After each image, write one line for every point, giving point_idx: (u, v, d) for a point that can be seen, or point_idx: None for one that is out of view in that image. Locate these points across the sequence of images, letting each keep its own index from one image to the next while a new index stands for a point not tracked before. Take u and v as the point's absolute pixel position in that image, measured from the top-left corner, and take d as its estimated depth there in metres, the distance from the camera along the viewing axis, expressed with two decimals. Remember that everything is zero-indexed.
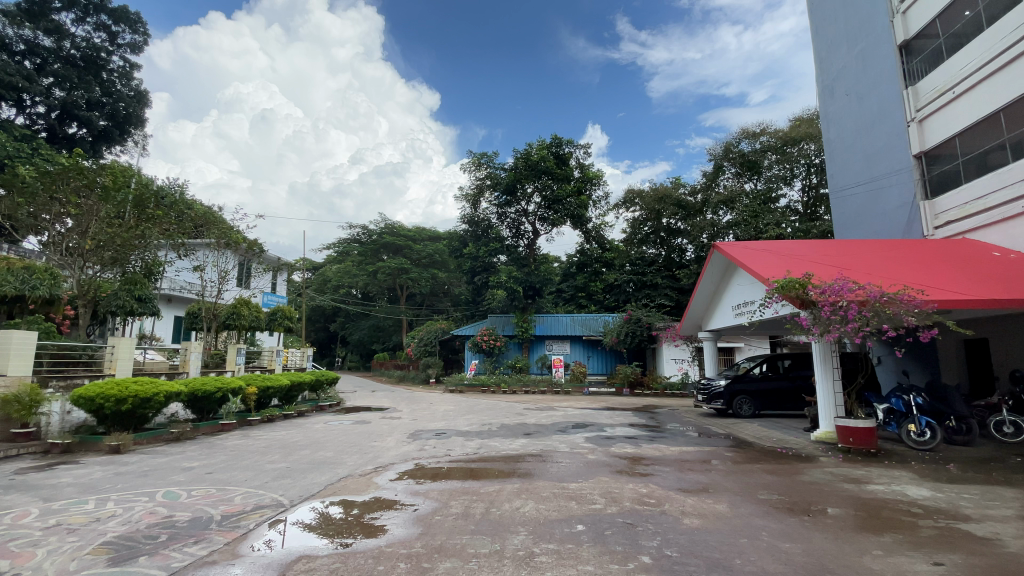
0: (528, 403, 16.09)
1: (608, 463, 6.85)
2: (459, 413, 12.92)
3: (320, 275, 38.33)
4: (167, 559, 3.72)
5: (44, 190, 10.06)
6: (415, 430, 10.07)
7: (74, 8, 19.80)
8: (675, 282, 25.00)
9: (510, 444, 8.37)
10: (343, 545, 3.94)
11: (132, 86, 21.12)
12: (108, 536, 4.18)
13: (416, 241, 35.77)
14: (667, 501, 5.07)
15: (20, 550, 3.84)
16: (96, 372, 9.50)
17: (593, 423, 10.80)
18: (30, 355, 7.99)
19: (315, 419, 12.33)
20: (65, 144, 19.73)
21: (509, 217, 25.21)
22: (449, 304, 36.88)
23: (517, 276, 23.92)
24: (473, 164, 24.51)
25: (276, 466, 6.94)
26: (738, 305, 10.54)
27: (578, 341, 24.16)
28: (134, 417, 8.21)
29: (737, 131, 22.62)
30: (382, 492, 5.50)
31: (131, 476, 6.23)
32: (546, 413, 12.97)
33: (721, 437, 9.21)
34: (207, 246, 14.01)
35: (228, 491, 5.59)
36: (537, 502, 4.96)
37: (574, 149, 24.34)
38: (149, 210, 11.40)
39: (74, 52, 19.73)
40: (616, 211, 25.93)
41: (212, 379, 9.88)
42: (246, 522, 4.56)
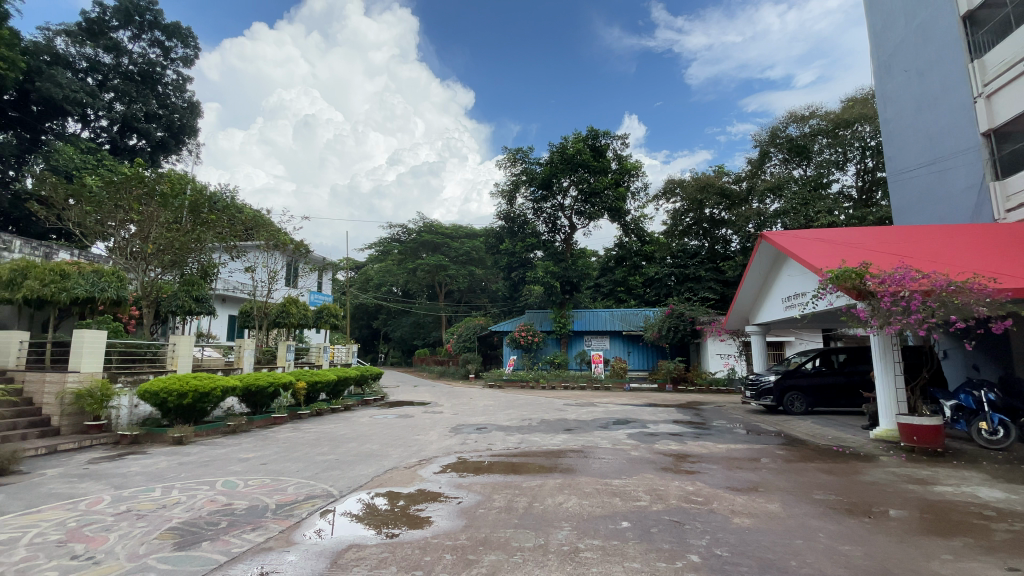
0: (568, 398, 15.98)
1: (652, 460, 6.70)
2: (499, 409, 13.00)
3: (362, 274, 39.40)
4: (227, 545, 3.92)
5: (109, 199, 10.77)
6: (456, 425, 10.18)
7: (130, 25, 21.03)
8: (719, 274, 24.20)
9: (551, 439, 8.33)
10: (390, 535, 4.04)
11: (185, 98, 22.30)
12: (174, 522, 4.45)
13: (453, 238, 36.08)
14: (715, 499, 4.93)
15: (95, 535, 4.14)
16: (160, 368, 10.11)
17: (635, 419, 10.64)
18: (100, 353, 8.56)
19: (361, 413, 12.66)
20: (127, 155, 20.80)
21: (545, 212, 24.87)
22: (487, 300, 37.20)
23: (554, 271, 23.61)
24: (508, 160, 24.40)
25: (325, 458, 7.18)
26: (788, 297, 10.11)
27: (617, 337, 24.05)
28: (195, 411, 8.70)
29: (784, 115, 21.77)
30: (427, 484, 5.61)
31: (192, 466, 6.61)
32: (586, 408, 12.85)
33: (770, 434, 8.87)
34: (257, 248, 14.73)
35: (282, 481, 5.83)
36: (580, 497, 4.92)
37: (611, 140, 23.85)
38: (203, 215, 12.08)
39: (132, 68, 21.04)
40: (656, 202, 25.23)
41: (263, 374, 10.31)
42: (299, 511, 4.74)
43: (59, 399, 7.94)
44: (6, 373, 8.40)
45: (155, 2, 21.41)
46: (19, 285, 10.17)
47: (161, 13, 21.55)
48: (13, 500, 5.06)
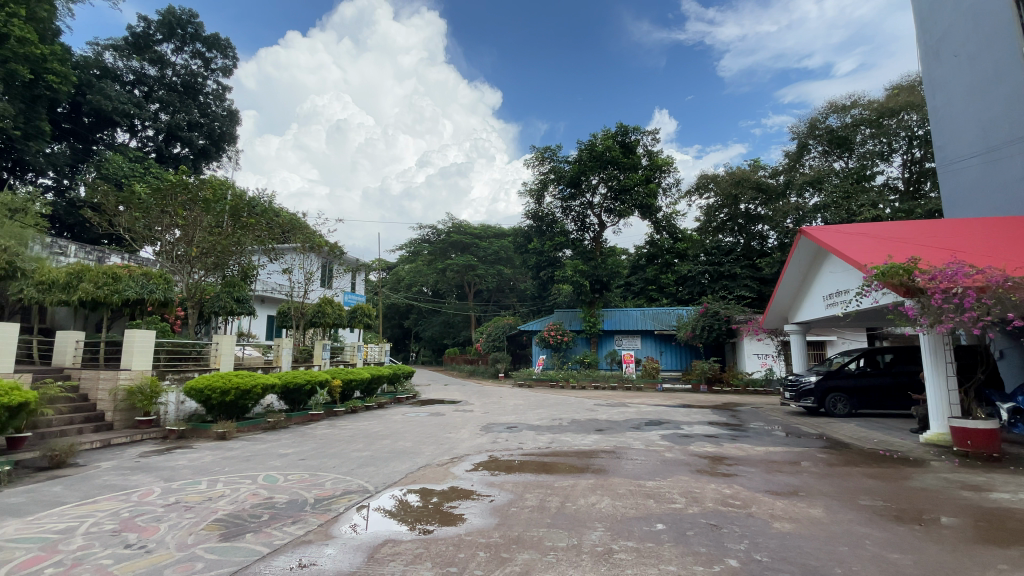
0: (599, 399, 15.82)
1: (687, 462, 6.58)
2: (529, 408, 13.01)
3: (393, 275, 40.06)
4: (269, 537, 4.06)
5: (156, 205, 11.34)
6: (487, 423, 10.23)
7: (173, 38, 22.01)
8: (756, 271, 23.55)
9: (583, 439, 8.27)
10: (425, 532, 4.10)
11: (224, 106, 23.18)
12: (220, 514, 4.63)
13: (482, 238, 36.23)
14: (754, 503, 4.80)
15: (147, 525, 4.36)
16: (204, 366, 10.55)
17: (668, 420, 10.45)
18: (149, 351, 8.99)
19: (393, 411, 12.90)
20: (172, 163, 21.65)
21: (574, 210, 24.69)
22: (516, 300, 37.25)
23: (584, 270, 23.30)
24: (536, 159, 24.31)
25: (360, 454, 7.35)
26: (830, 295, 9.75)
27: (649, 336, 23.70)
28: (237, 407, 9.04)
29: (823, 106, 21.04)
30: (459, 482, 5.67)
31: (235, 460, 6.87)
32: (617, 409, 12.69)
33: (811, 437, 8.57)
34: (294, 250, 15.23)
35: (319, 477, 5.99)
36: (613, 498, 4.87)
37: (642, 135, 23.51)
38: (243, 219, 12.45)
39: (175, 79, 21.98)
40: (688, 198, 24.75)
41: (299, 372, 10.64)
42: (336, 506, 4.87)
43: (112, 395, 8.38)
44: (64, 371, 8.90)
45: (196, 16, 22.35)
46: (76, 288, 10.78)
47: (202, 26, 22.49)
48: (72, 490, 5.38)
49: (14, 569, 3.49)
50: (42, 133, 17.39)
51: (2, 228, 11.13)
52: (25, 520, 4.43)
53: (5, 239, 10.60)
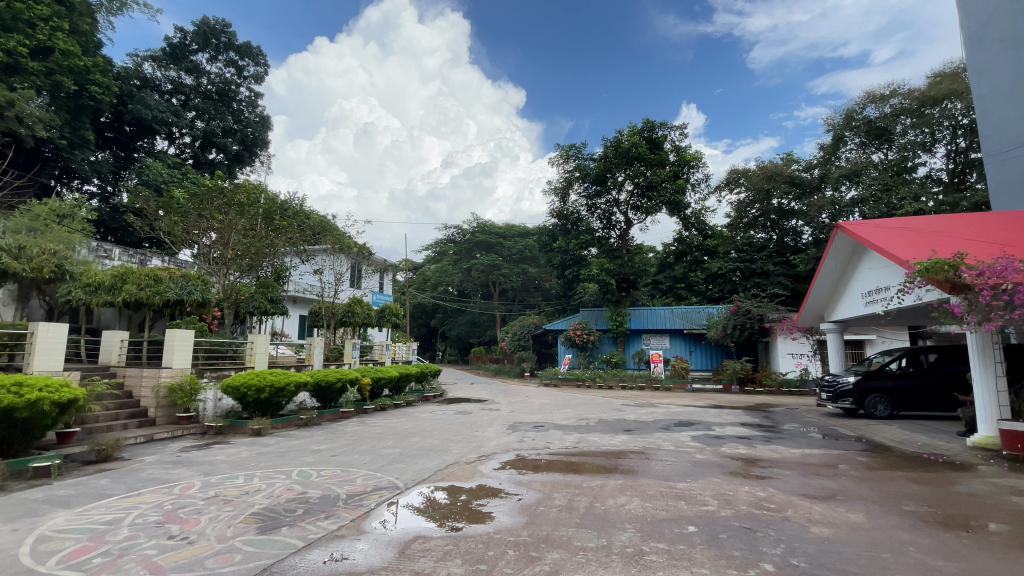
0: (626, 399, 15.65)
1: (719, 464, 6.43)
2: (556, 407, 12.96)
3: (419, 275, 40.56)
4: (304, 531, 4.16)
5: (194, 209, 11.82)
6: (514, 422, 10.27)
7: (208, 48, 22.79)
8: (789, 268, 22.92)
9: (611, 439, 8.20)
10: (454, 529, 4.14)
11: (257, 112, 23.88)
12: (256, 508, 4.78)
13: (507, 237, 36.27)
14: (790, 506, 4.66)
15: (188, 517, 4.54)
16: (240, 364, 10.91)
17: (698, 421, 10.26)
18: (189, 350, 9.35)
19: (421, 408, 13.09)
20: (208, 168, 22.46)
21: (599, 208, 24.49)
22: (541, 299, 37.18)
23: (610, 268, 22.99)
24: (561, 157, 24.21)
25: (390, 451, 7.47)
26: (869, 292, 9.39)
27: (677, 335, 23.33)
28: (271, 404, 9.33)
29: (860, 96, 20.30)
30: (487, 480, 5.70)
31: (270, 456, 7.08)
32: (646, 409, 12.52)
33: (849, 439, 8.28)
34: (324, 251, 15.62)
35: (351, 473, 6.12)
36: (643, 500, 4.81)
37: (669, 130, 23.14)
38: (276, 221, 12.77)
39: (210, 87, 22.71)
40: (718, 193, 24.25)
41: (331, 370, 10.87)
42: (368, 502, 4.97)
43: (155, 392, 8.75)
44: (110, 369, 9.34)
45: (229, 25, 23.11)
46: (121, 290, 11.28)
47: (234, 35, 23.23)
48: (118, 483, 5.64)
49: (66, 557, 3.68)
50: (86, 142, 18.39)
51: (52, 232, 11.73)
52: (75, 511, 4.66)
53: (55, 244, 11.14)
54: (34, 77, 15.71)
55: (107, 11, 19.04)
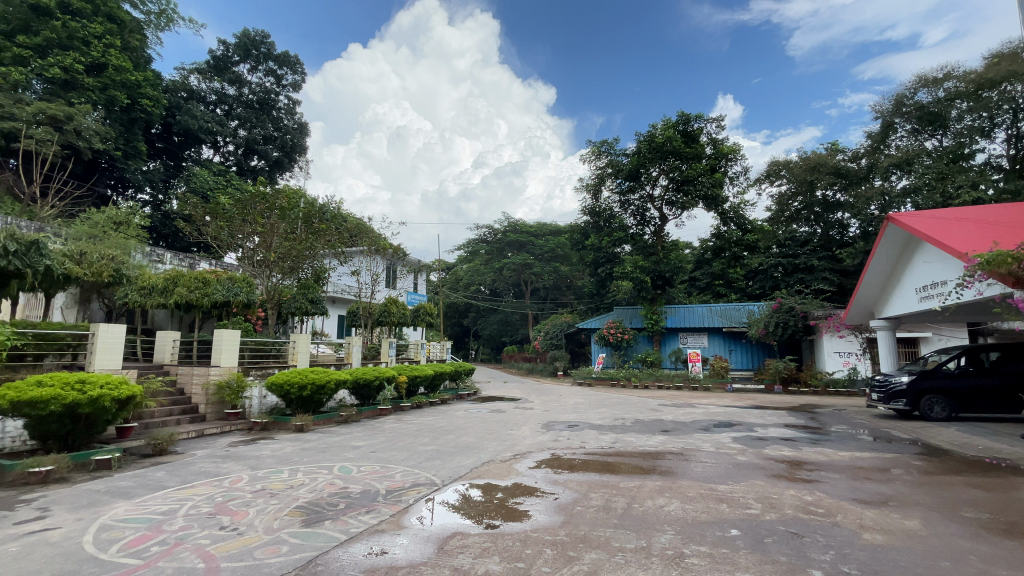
0: (663, 399, 15.34)
1: (762, 466, 6.23)
2: (591, 407, 12.83)
3: (452, 274, 40.99)
4: (346, 525, 4.28)
5: (238, 214, 12.32)
6: (548, 421, 10.26)
7: (249, 59, 23.71)
8: (835, 263, 21.98)
9: (648, 440, 8.07)
10: (491, 526, 4.17)
11: (295, 119, 24.68)
12: (301, 501, 4.94)
13: (538, 236, 36.20)
14: (839, 511, 4.47)
15: (237, 509, 4.74)
16: (283, 363, 11.31)
17: (739, 422, 9.96)
18: (235, 349, 9.77)
19: (456, 406, 13.27)
20: (251, 174, 23.39)
21: (632, 204, 24.11)
22: (574, 297, 36.92)
23: (644, 266, 22.57)
24: (593, 153, 23.98)
25: (426, 448, 7.59)
26: (923, 287, 8.90)
27: (715, 333, 22.74)
28: (313, 401, 9.63)
29: (911, 81, 19.25)
30: (523, 478, 5.71)
31: (312, 452, 7.31)
32: (683, 409, 12.24)
33: (903, 442, 7.85)
34: (361, 253, 16.08)
35: (390, 469, 6.25)
36: (683, 501, 4.71)
37: (705, 123, 22.57)
38: (315, 225, 13.13)
39: (252, 97, 23.58)
40: (758, 186, 23.48)
41: (369, 368, 11.13)
42: (406, 498, 5.07)
43: (205, 389, 9.16)
44: (163, 367, 9.82)
45: (269, 36, 23.97)
46: (173, 292, 11.89)
47: (273, 45, 24.06)
48: (173, 476, 5.95)
49: (127, 546, 3.90)
50: (139, 152, 19.41)
51: (110, 239, 12.46)
52: (134, 502, 4.95)
53: (113, 250, 11.82)
54: (90, 92, 16.91)
55: (156, 27, 20.07)
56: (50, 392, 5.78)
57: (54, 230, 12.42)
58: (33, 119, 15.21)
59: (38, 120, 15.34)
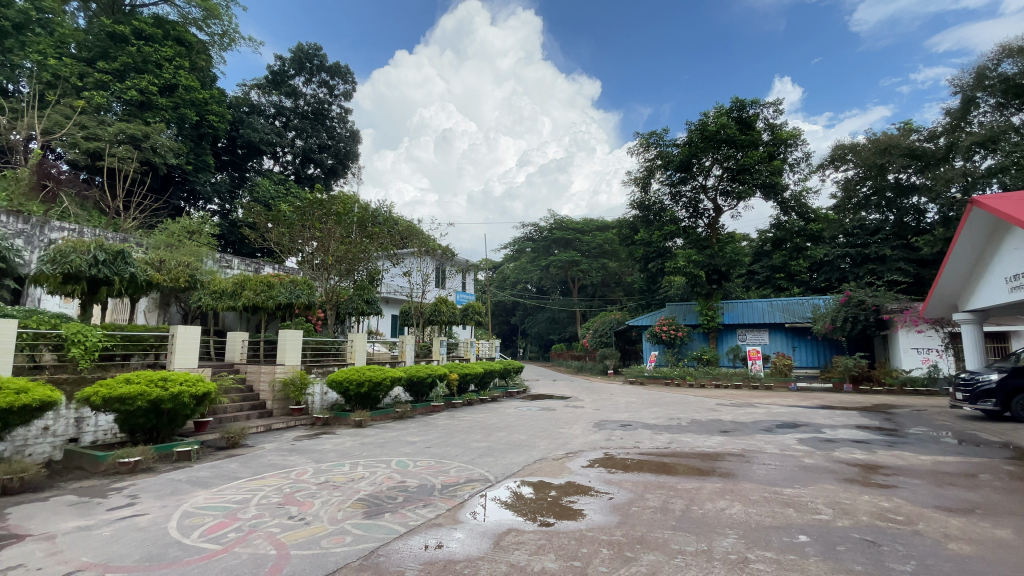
0: (721, 398, 14.76)
1: (832, 469, 5.87)
2: (644, 406, 12.55)
3: (499, 273, 41.39)
4: (405, 518, 4.42)
5: (298, 221, 12.95)
6: (600, 420, 10.15)
7: (303, 71, 24.85)
8: (910, 252, 20.38)
9: (705, 440, 7.80)
10: (546, 524, 4.17)
11: (347, 127, 25.66)
12: (362, 494, 5.15)
13: (585, 232, 35.78)
14: (920, 519, 4.14)
15: (304, 500, 5.00)
16: (342, 361, 11.83)
17: (805, 423, 9.44)
18: (298, 348, 10.29)
19: (506, 404, 13.39)
20: (308, 182, 24.56)
21: (684, 196, 23.40)
22: (623, 294, 36.30)
23: (698, 260, 21.72)
24: (641, 146, 23.47)
25: (479, 444, 7.71)
26: (1014, 277, 8.10)
27: (776, 329, 21.69)
28: (370, 398, 10.00)
29: (995, 50, 17.53)
30: (576, 477, 5.68)
31: (371, 446, 7.59)
32: (743, 409, 11.73)
33: (993, 446, 7.17)
34: (412, 254, 16.56)
35: (444, 464, 6.38)
36: (745, 504, 4.53)
37: (761, 108, 21.50)
38: (369, 229, 13.67)
39: (307, 108, 24.69)
40: (820, 172, 22.15)
41: (422, 366, 11.42)
42: (462, 493, 5.17)
43: (271, 386, 9.72)
44: (234, 366, 10.51)
45: (321, 49, 25.08)
46: (240, 295, 12.67)
47: (325, 57, 25.13)
48: (245, 467, 6.36)
49: (206, 532, 4.20)
50: (208, 166, 20.80)
51: (185, 247, 13.44)
52: (212, 491, 5.33)
53: (188, 257, 12.73)
54: (163, 112, 18.32)
55: (220, 47, 21.46)
56: (137, 390, 6.32)
57: (136, 241, 13.53)
58: (115, 138, 16.71)
59: (119, 139, 16.83)
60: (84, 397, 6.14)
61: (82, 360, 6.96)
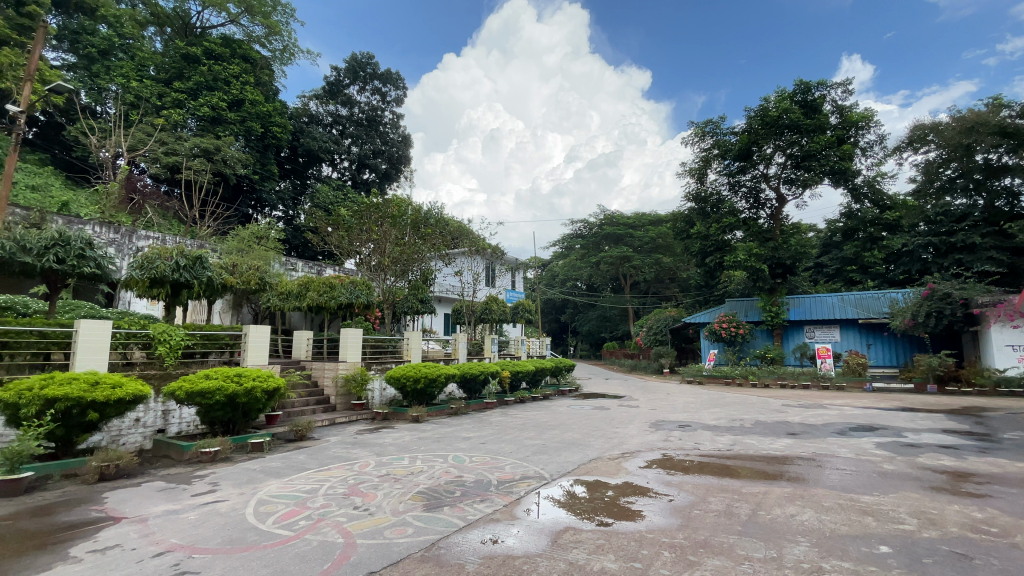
0: (787, 399, 14.00)
1: (914, 476, 5.43)
2: (703, 407, 12.10)
3: (549, 271, 41.27)
4: (463, 512, 4.51)
5: (357, 224, 13.51)
6: (656, 420, 9.92)
7: (357, 80, 25.79)
8: (1004, 239, 18.42)
9: (771, 443, 7.43)
10: (605, 524, 4.13)
11: (399, 132, 26.44)
12: (421, 487, 5.30)
13: (637, 227, 34.97)
14: (1021, 532, 3.74)
15: (367, 491, 5.21)
16: (399, 358, 12.24)
17: (883, 426, 8.78)
18: (359, 346, 10.74)
19: (558, 402, 13.35)
20: (364, 187, 25.57)
21: (744, 186, 22.38)
22: (678, 290, 35.21)
23: (760, 253, 20.47)
24: (696, 135, 22.67)
25: (534, 442, 7.73)
26: None
27: (849, 326, 20.33)
28: (426, 394, 10.28)
29: None
30: (634, 477, 5.58)
31: (428, 441, 7.79)
32: (811, 411, 11.07)
33: None
34: (464, 254, 16.85)
35: (500, 461, 6.45)
36: (817, 511, 4.28)
37: (828, 90, 20.19)
38: (422, 230, 14.05)
39: (361, 115, 25.62)
40: (897, 156, 20.52)
41: (475, 363, 11.61)
42: (517, 489, 5.21)
43: (334, 381, 10.19)
44: (301, 362, 11.10)
45: (373, 58, 26.01)
46: (305, 296, 13.36)
47: (377, 65, 26.01)
48: (312, 459, 6.71)
49: (280, 518, 4.48)
50: (273, 174, 22.02)
51: (254, 251, 14.33)
52: (284, 480, 5.67)
53: (258, 261, 13.58)
54: (232, 125, 19.64)
55: (281, 61, 22.60)
56: (216, 385, 6.82)
57: (212, 247, 14.58)
58: (191, 152, 18.13)
59: (194, 153, 18.26)
60: (170, 391, 6.70)
61: (168, 357, 7.68)
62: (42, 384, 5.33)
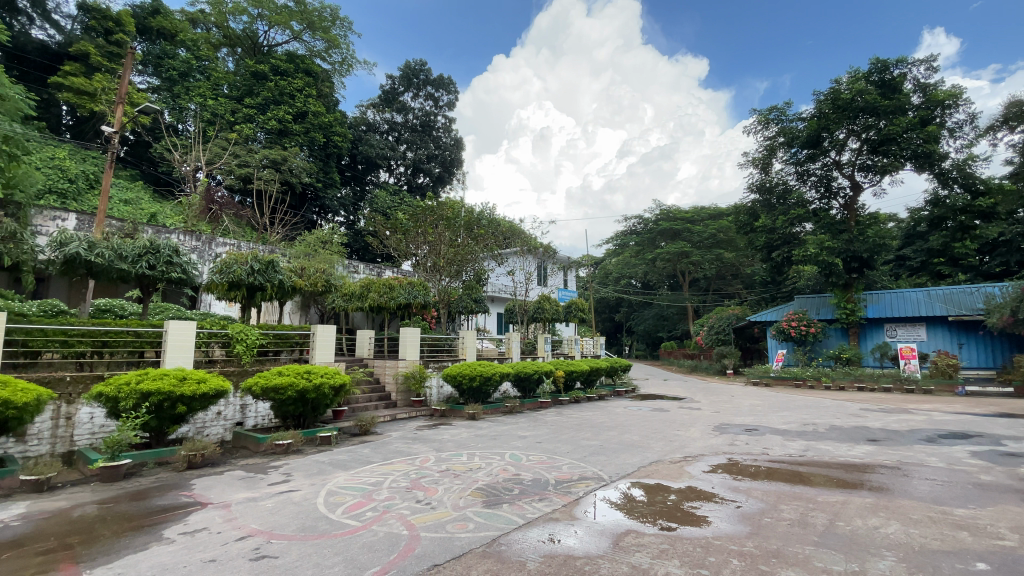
0: (865, 403, 13.01)
1: (1018, 488, 4.89)
2: (770, 410, 11.47)
3: (603, 269, 40.59)
4: (522, 510, 4.54)
5: (413, 226, 13.94)
6: (720, 423, 9.50)
7: (411, 87, 26.54)
8: None
9: (848, 449, 6.93)
10: (668, 529, 4.02)
11: (452, 136, 26.90)
12: (480, 484, 5.39)
13: (695, 221, 33.69)
14: None
15: (429, 486, 5.36)
16: (455, 357, 12.48)
17: (979, 434, 7.95)
18: (417, 344, 11.05)
19: (614, 403, 13.10)
20: (419, 191, 26.29)
21: (813, 174, 21.03)
22: (740, 287, 33.61)
23: (832, 247, 19.11)
24: (760, 123, 21.64)
25: (591, 443, 7.64)
26: None
27: (937, 324, 18.66)
28: (481, 391, 10.44)
29: None
30: (697, 482, 5.39)
31: (485, 439, 7.90)
32: (893, 417, 10.22)
33: None
34: (516, 253, 16.92)
35: (557, 460, 6.43)
36: (904, 524, 3.95)
37: (909, 67, 18.59)
38: (475, 231, 14.24)
39: (415, 121, 26.33)
40: (991, 135, 18.54)
41: (529, 362, 11.64)
42: (576, 489, 5.18)
43: (395, 378, 10.55)
44: (362, 360, 11.56)
45: (426, 64, 26.64)
46: (367, 297, 13.90)
47: (430, 71, 26.60)
48: (376, 453, 6.98)
49: (349, 509, 4.69)
50: (334, 181, 23.05)
51: (319, 255, 15.12)
52: (351, 473, 5.94)
53: (323, 265, 14.32)
54: (297, 137, 20.83)
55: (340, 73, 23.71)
56: (287, 380, 7.25)
57: (282, 251, 15.53)
58: (260, 164, 19.38)
59: (263, 164, 19.54)
60: (247, 386, 7.20)
61: (245, 355, 8.15)
62: (138, 379, 5.87)
